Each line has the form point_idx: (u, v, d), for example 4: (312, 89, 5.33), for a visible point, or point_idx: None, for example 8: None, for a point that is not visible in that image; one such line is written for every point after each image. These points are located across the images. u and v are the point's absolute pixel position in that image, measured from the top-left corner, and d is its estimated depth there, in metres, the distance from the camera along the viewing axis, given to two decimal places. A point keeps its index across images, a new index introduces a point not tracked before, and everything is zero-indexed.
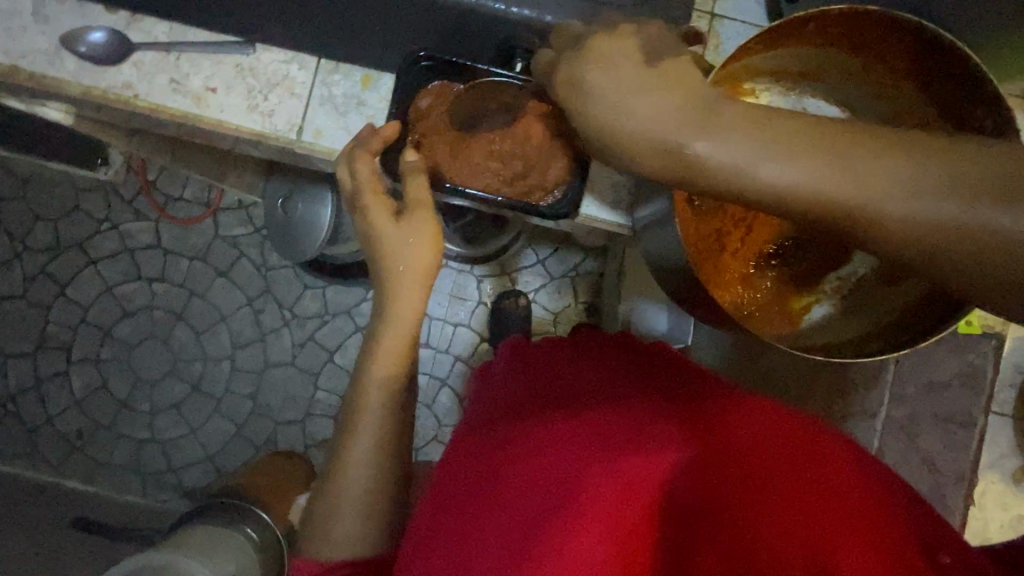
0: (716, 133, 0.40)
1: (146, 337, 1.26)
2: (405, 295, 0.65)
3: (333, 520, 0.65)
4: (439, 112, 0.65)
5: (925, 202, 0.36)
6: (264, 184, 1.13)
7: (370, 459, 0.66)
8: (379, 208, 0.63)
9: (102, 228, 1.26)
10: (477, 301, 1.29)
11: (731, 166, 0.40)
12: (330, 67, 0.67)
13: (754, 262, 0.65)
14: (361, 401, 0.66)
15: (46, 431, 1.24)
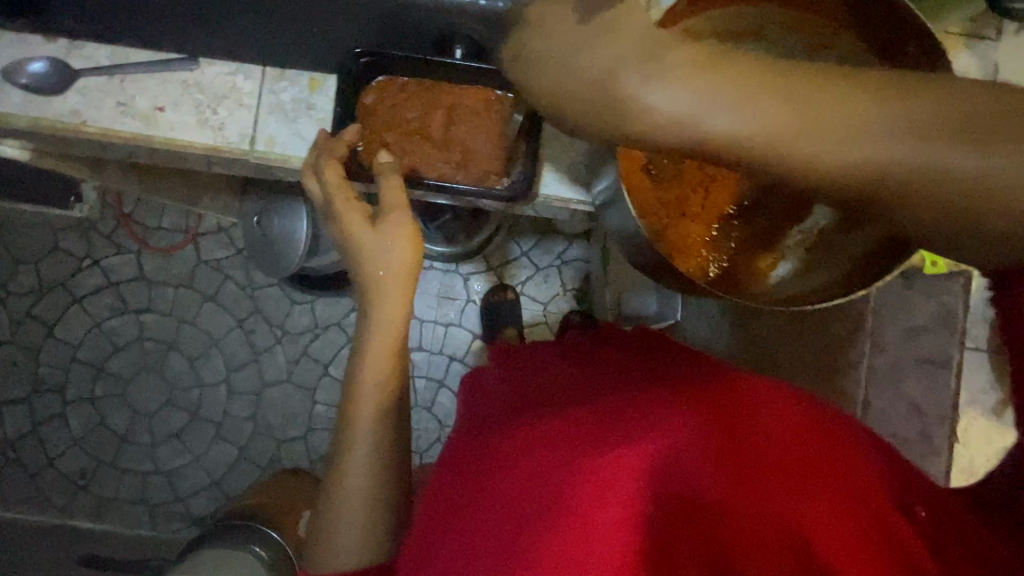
0: (665, 80, 0.38)
1: (139, 370, 1.27)
2: (389, 299, 0.64)
3: (335, 532, 0.66)
4: (387, 105, 0.66)
5: (895, 145, 0.34)
6: (239, 202, 1.14)
7: (367, 469, 0.66)
8: (354, 214, 0.62)
9: (83, 264, 1.27)
10: (466, 300, 1.29)
11: (683, 116, 0.38)
12: (276, 74, 0.67)
13: (716, 224, 0.66)
14: (351, 410, 0.67)
15: (49, 474, 1.25)
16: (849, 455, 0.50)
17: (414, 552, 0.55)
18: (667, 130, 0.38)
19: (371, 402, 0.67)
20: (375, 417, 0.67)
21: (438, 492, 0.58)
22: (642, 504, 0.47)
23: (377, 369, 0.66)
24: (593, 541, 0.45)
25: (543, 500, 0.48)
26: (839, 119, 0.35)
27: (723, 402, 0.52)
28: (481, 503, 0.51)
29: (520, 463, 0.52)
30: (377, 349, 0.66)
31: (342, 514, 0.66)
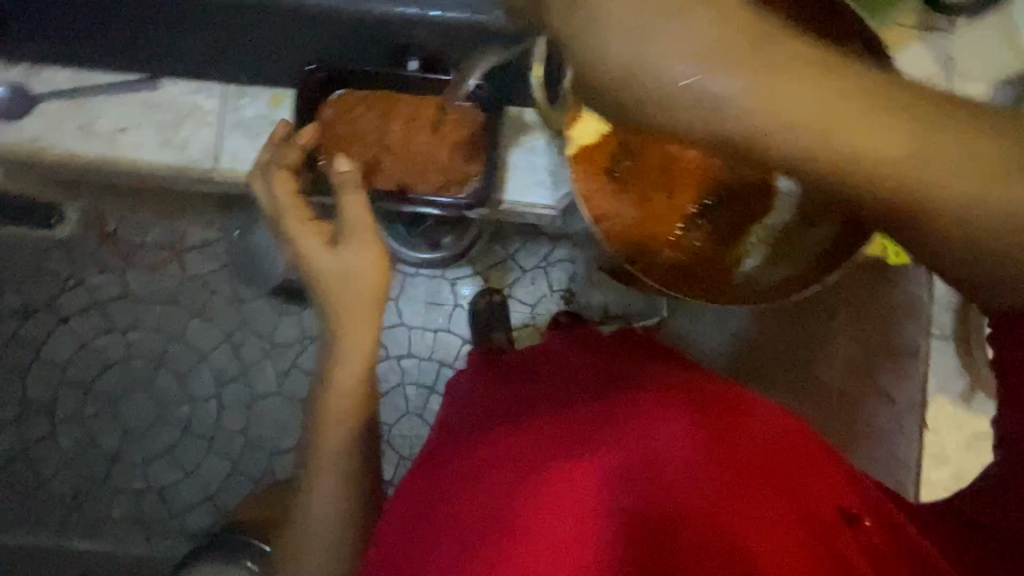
0: (750, 73, 0.31)
1: (128, 388, 1.26)
2: (358, 318, 0.66)
3: (310, 544, 0.67)
4: (343, 120, 0.76)
5: (1004, 190, 0.31)
6: (221, 216, 1.21)
7: (341, 484, 0.67)
8: (314, 235, 0.65)
9: (68, 284, 1.26)
10: (454, 305, 1.30)
11: (763, 125, 0.32)
12: (237, 94, 0.81)
13: (681, 224, 0.73)
14: (323, 429, 0.67)
15: (41, 495, 1.25)
16: (811, 466, 0.55)
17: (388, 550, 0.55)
18: (738, 135, 0.32)
19: (343, 421, 0.67)
20: (347, 435, 0.67)
21: (421, 498, 0.57)
22: (615, 507, 0.48)
23: (350, 389, 0.67)
24: (560, 538, 0.46)
25: (520, 497, 0.49)
26: (948, 149, 0.31)
27: (709, 409, 0.54)
28: (473, 505, 0.51)
29: (502, 466, 0.54)
30: (346, 368, 0.66)
31: (315, 525, 0.67)
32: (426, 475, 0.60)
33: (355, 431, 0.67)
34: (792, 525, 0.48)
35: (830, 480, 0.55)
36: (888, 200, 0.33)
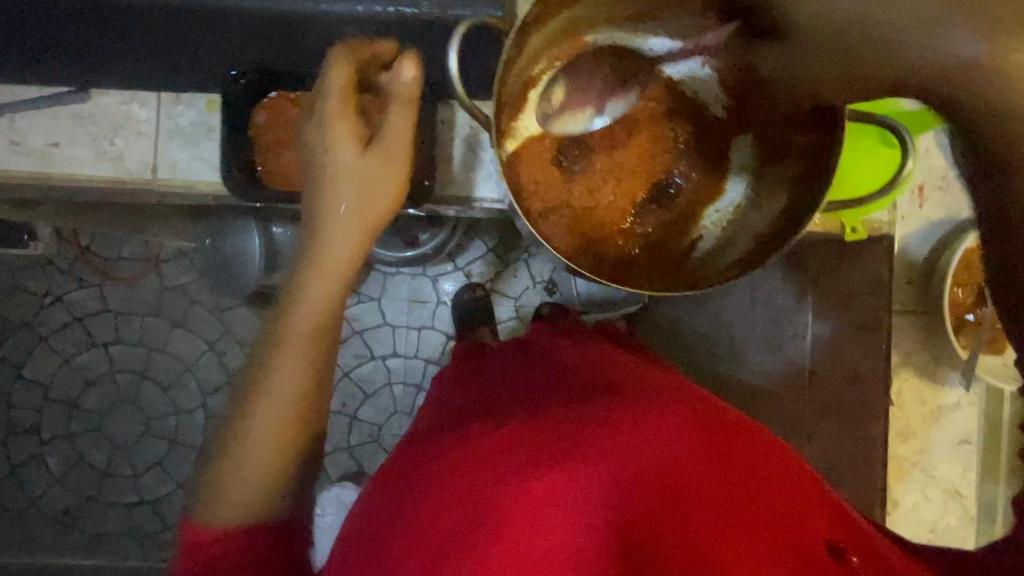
0: (1009, 28, 0.40)
1: (114, 402, 1.26)
2: (345, 230, 0.60)
3: (226, 487, 0.54)
4: (274, 123, 0.73)
5: None
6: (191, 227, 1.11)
7: (280, 422, 0.56)
8: (345, 126, 0.59)
9: (46, 302, 1.25)
10: (437, 301, 1.29)
11: (987, 67, 0.41)
12: (172, 100, 0.72)
13: (631, 214, 0.72)
14: (272, 353, 0.57)
15: (33, 514, 1.24)
16: (801, 492, 0.55)
17: (364, 521, 0.57)
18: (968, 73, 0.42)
19: (299, 348, 0.58)
20: (299, 366, 0.57)
21: (407, 471, 0.58)
22: (602, 519, 0.50)
23: (318, 308, 0.59)
24: (547, 544, 0.49)
25: (516, 483, 0.51)
26: None
27: (709, 425, 0.56)
28: (466, 483, 0.53)
29: (499, 461, 0.53)
30: (320, 281, 0.59)
31: (238, 467, 0.55)
32: (413, 452, 0.61)
33: (308, 367, 0.58)
34: (759, 544, 0.50)
35: (816, 506, 0.55)
36: None
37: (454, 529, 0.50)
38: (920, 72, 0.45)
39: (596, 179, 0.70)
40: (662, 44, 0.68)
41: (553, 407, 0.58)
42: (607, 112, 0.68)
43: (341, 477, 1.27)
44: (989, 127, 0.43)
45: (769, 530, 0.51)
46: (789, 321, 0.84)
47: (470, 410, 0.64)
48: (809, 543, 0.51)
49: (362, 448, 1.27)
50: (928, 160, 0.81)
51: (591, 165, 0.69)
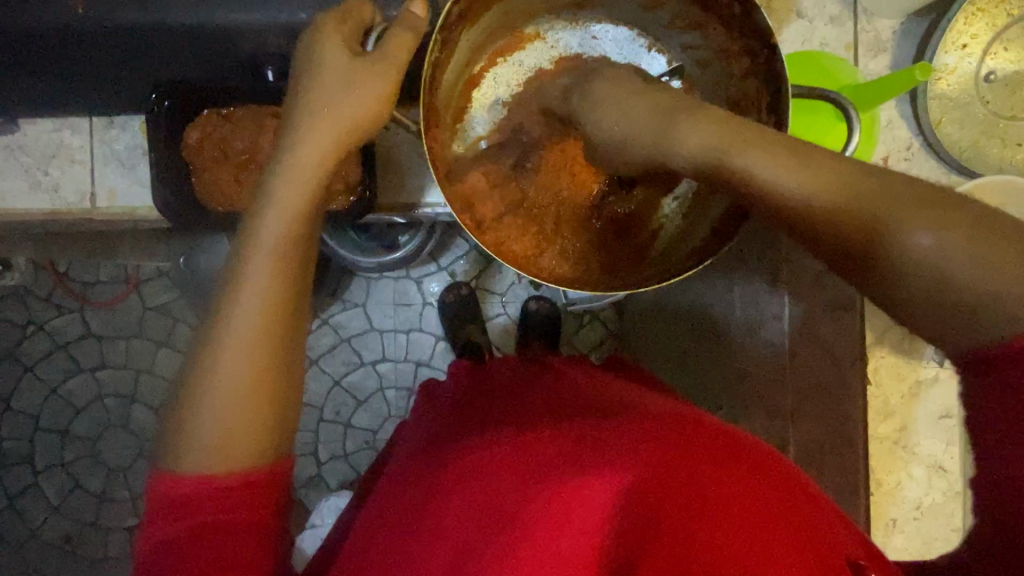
0: (745, 150, 0.47)
1: (105, 427, 1.25)
2: (326, 140, 0.56)
3: (194, 409, 0.50)
4: (212, 138, 0.74)
5: (926, 234, 0.39)
6: (164, 246, 1.09)
7: (249, 343, 0.51)
8: (336, 42, 0.58)
9: (28, 331, 1.24)
10: (423, 303, 1.27)
11: (755, 175, 0.46)
12: (104, 124, 0.76)
13: (589, 208, 0.70)
14: (243, 265, 0.53)
15: (34, 544, 1.24)
16: (806, 492, 0.53)
17: (363, 550, 0.55)
18: (747, 180, 0.46)
19: (273, 260, 0.53)
20: (273, 277, 0.52)
21: (406, 497, 0.57)
22: (625, 525, 0.49)
23: (294, 217, 0.54)
24: (573, 549, 0.47)
25: (520, 496, 0.50)
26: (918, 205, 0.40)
27: (705, 430, 0.55)
28: (468, 500, 0.52)
29: (521, 464, 0.53)
30: (298, 184, 0.55)
31: (208, 388, 0.50)
32: (410, 478, 0.60)
33: (282, 284, 0.53)
34: (776, 546, 0.48)
35: (818, 507, 0.52)
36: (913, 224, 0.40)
37: (459, 545, 0.49)
38: (723, 179, 0.49)
39: (550, 177, 0.69)
40: (604, 30, 0.72)
41: (560, 419, 0.58)
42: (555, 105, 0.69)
43: (340, 485, 1.26)
44: (808, 224, 0.44)
45: (783, 529, 0.49)
46: (765, 304, 0.80)
47: (486, 417, 0.63)
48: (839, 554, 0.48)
49: (359, 455, 1.27)
50: (891, 123, 0.70)
51: (542, 159, 0.68)
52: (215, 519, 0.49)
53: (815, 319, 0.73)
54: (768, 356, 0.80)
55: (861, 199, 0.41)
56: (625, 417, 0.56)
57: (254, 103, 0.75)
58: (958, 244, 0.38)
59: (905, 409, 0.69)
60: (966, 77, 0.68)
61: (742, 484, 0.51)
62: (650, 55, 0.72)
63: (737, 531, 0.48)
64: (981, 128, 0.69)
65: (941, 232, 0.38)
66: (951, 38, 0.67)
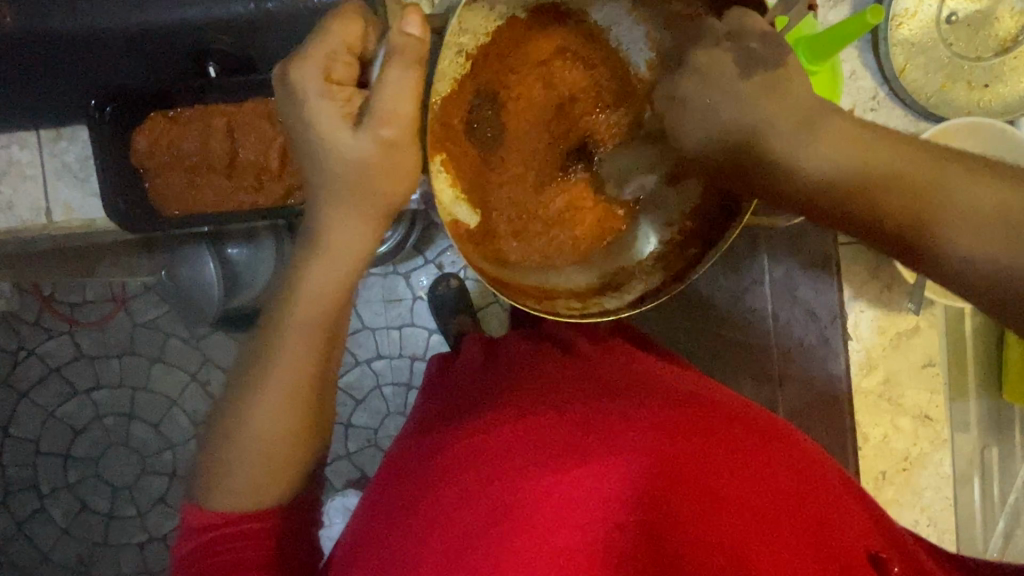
0: (824, 133, 0.48)
1: (107, 447, 1.25)
2: (352, 220, 0.51)
3: (231, 464, 0.53)
4: (160, 146, 0.72)
5: (967, 225, 0.42)
6: (146, 260, 1.08)
7: (283, 407, 0.53)
8: (333, 106, 0.48)
9: (19, 357, 1.23)
10: (413, 298, 1.27)
11: (819, 155, 0.47)
12: (53, 137, 0.72)
13: (549, 189, 0.63)
14: (274, 332, 0.53)
15: (47, 567, 1.24)
16: (834, 487, 0.54)
17: (363, 536, 0.54)
18: (784, 166, 0.50)
19: (307, 338, 0.53)
20: (304, 341, 0.53)
21: (402, 483, 0.56)
22: (633, 516, 0.49)
23: (322, 297, 0.52)
24: (573, 538, 0.48)
25: (523, 488, 0.49)
26: (959, 202, 0.42)
27: (719, 414, 0.55)
28: (473, 494, 0.51)
29: (525, 450, 0.52)
30: (315, 255, 0.52)
31: (242, 447, 0.53)
32: (404, 462, 0.59)
33: (310, 358, 0.53)
34: (782, 537, 0.48)
35: (845, 499, 0.54)
36: (937, 218, 0.43)
37: (460, 541, 0.48)
38: (782, 158, 0.50)
39: (519, 149, 0.62)
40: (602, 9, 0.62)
41: (567, 404, 0.56)
42: (530, 68, 0.61)
43: (344, 485, 1.27)
44: (855, 204, 0.46)
45: (793, 519, 0.50)
46: (747, 269, 0.80)
47: (487, 395, 0.61)
48: (862, 555, 0.49)
49: (362, 454, 1.27)
50: (854, 78, 0.69)
51: (504, 129, 0.61)
52: (241, 523, 0.53)
53: (794, 278, 0.73)
54: (754, 322, 0.80)
55: (902, 176, 0.44)
56: (635, 403, 0.55)
57: (200, 103, 0.73)
58: (984, 229, 0.41)
59: (887, 361, 0.69)
60: (927, 20, 0.67)
61: (754, 470, 0.52)
62: (632, 21, 0.63)
63: (745, 520, 0.49)
64: (945, 71, 0.68)
65: (973, 223, 0.42)
66: None
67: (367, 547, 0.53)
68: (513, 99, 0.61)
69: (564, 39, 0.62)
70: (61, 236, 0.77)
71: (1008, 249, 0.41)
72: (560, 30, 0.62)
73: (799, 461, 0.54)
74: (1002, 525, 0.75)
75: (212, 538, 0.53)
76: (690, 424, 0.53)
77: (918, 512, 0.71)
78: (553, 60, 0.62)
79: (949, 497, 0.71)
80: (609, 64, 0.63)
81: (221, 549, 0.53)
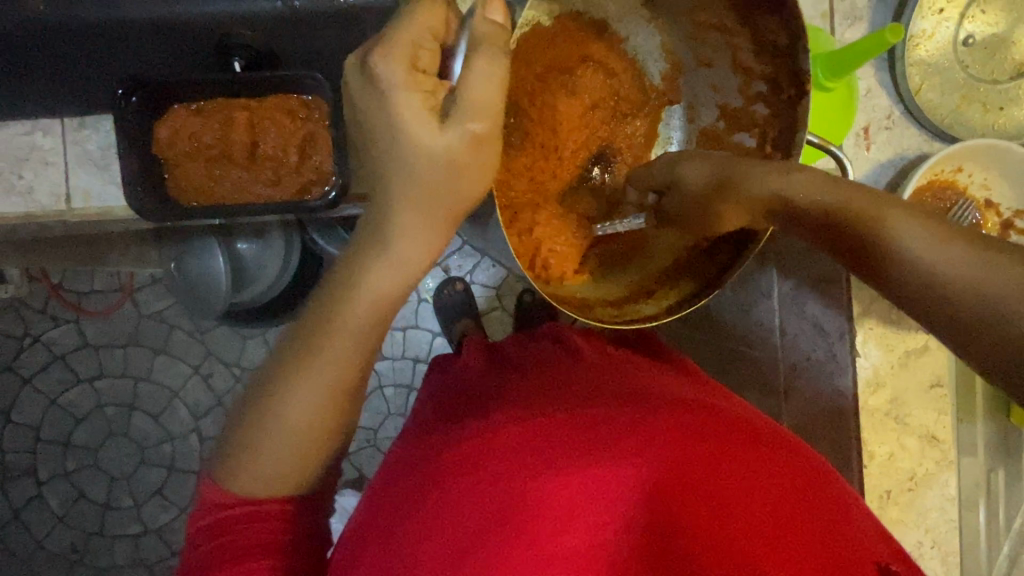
0: (802, 169, 0.50)
1: (107, 437, 1.25)
2: (421, 226, 0.51)
3: (261, 452, 0.53)
4: (182, 138, 0.73)
5: (941, 250, 0.42)
6: (157, 251, 1.09)
7: (321, 401, 0.53)
8: (418, 100, 0.47)
9: (24, 344, 1.24)
10: (418, 299, 1.26)
11: (803, 182, 0.49)
12: (75, 123, 0.70)
13: (571, 197, 0.65)
14: (329, 329, 0.52)
15: (40, 555, 1.24)
16: (841, 495, 0.54)
17: (362, 531, 0.54)
18: (769, 188, 0.50)
19: (354, 335, 0.53)
20: (356, 339, 0.53)
21: (403, 479, 0.56)
22: (636, 517, 0.50)
23: (378, 301, 0.52)
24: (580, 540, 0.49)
25: (530, 487, 0.49)
26: (928, 230, 0.43)
27: (723, 417, 0.55)
28: (475, 490, 0.50)
29: (532, 449, 0.52)
30: (366, 254, 0.51)
31: (274, 439, 0.53)
32: (403, 461, 0.59)
33: (357, 357, 0.53)
34: (786, 540, 0.49)
35: (850, 503, 0.54)
36: (908, 241, 0.44)
37: (464, 536, 0.48)
38: (766, 185, 0.51)
39: (552, 157, 0.63)
40: (632, 30, 0.65)
41: (573, 406, 0.55)
42: (554, 75, 0.62)
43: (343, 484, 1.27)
44: (837, 222, 0.47)
45: (796, 522, 0.50)
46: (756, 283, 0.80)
47: (494, 396, 0.60)
48: (867, 558, 0.49)
49: (360, 454, 1.26)
50: (871, 94, 0.69)
51: (533, 134, 0.61)
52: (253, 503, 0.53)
53: (803, 293, 0.73)
54: (761, 335, 0.80)
55: (874, 201, 0.46)
56: (641, 404, 0.55)
57: (221, 96, 0.74)
58: (957, 256, 0.42)
59: (896, 380, 0.68)
60: (945, 41, 0.67)
61: (758, 474, 0.52)
62: (648, 29, 0.66)
63: (748, 523, 0.50)
64: (960, 93, 0.68)
65: (948, 249, 0.42)
66: (926, 3, 0.66)
67: (366, 538, 0.53)
68: (542, 107, 0.61)
69: (587, 49, 0.64)
70: (76, 223, 0.76)
71: (982, 280, 0.40)
72: (583, 39, 0.63)
73: (802, 465, 0.54)
74: (1007, 549, 0.74)
75: (231, 517, 0.53)
76: (694, 425, 0.53)
77: (923, 534, 0.70)
78: (577, 68, 0.63)
79: (955, 519, 0.70)
80: (627, 74, 0.67)
81: (240, 528, 0.53)
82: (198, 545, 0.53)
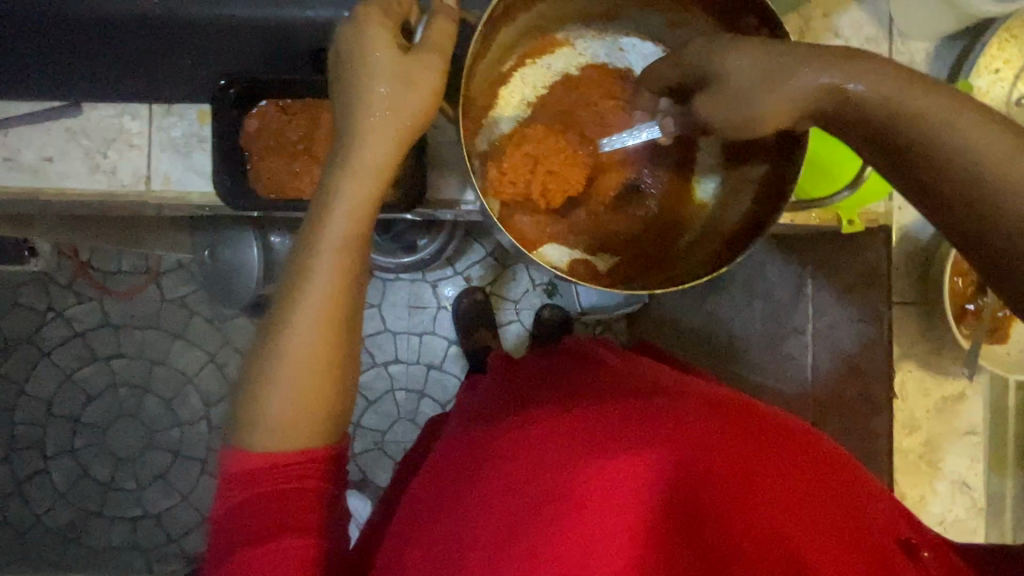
0: (855, 67, 0.44)
1: (117, 416, 1.25)
2: (388, 143, 0.52)
3: (260, 399, 0.50)
4: (270, 132, 0.74)
5: (996, 159, 0.39)
6: (191, 238, 1.12)
7: (318, 337, 0.51)
8: (378, 34, 0.52)
9: (47, 317, 1.25)
10: (437, 307, 1.27)
11: (865, 81, 0.43)
12: (162, 112, 0.74)
13: (607, 205, 0.69)
14: (307, 261, 0.52)
15: (37, 530, 1.24)
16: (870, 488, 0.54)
17: (406, 522, 0.55)
18: (826, 92, 0.45)
19: (338, 257, 0.52)
20: (339, 270, 0.52)
21: (444, 468, 0.57)
22: (671, 507, 0.49)
23: (353, 217, 0.52)
24: (619, 532, 0.48)
25: (561, 476, 0.49)
26: (984, 136, 0.39)
27: (752, 412, 0.55)
28: (508, 481, 0.50)
29: (564, 441, 0.51)
30: (349, 183, 0.52)
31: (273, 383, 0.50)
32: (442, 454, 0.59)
33: (344, 284, 0.52)
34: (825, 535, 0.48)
35: (874, 491, 0.54)
36: (962, 146, 0.40)
37: (498, 524, 0.48)
38: (822, 88, 0.45)
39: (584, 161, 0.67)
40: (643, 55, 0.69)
41: (602, 400, 0.56)
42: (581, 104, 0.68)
43: None
44: (888, 125, 0.43)
45: (834, 518, 0.49)
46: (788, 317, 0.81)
47: (525, 397, 0.61)
48: (894, 545, 0.49)
49: (365, 456, 1.26)
50: None
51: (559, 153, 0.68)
52: (278, 481, 0.49)
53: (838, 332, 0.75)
54: (789, 369, 0.81)
55: (934, 100, 0.41)
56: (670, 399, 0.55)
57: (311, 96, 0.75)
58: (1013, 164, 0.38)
59: (930, 423, 0.71)
60: (997, 101, 0.70)
61: (792, 467, 0.51)
62: None
63: (787, 518, 0.49)
64: None
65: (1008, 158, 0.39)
66: (983, 63, 0.69)
67: (412, 528, 0.54)
68: (566, 118, 0.68)
69: (612, 83, 0.69)
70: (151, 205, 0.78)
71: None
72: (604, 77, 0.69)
73: (814, 446, 0.54)
74: None
75: (257, 494, 0.48)
76: (721, 415, 0.53)
77: None
78: (604, 101, 0.68)
79: None
80: None
81: (274, 506, 0.48)
82: (223, 527, 0.48)
